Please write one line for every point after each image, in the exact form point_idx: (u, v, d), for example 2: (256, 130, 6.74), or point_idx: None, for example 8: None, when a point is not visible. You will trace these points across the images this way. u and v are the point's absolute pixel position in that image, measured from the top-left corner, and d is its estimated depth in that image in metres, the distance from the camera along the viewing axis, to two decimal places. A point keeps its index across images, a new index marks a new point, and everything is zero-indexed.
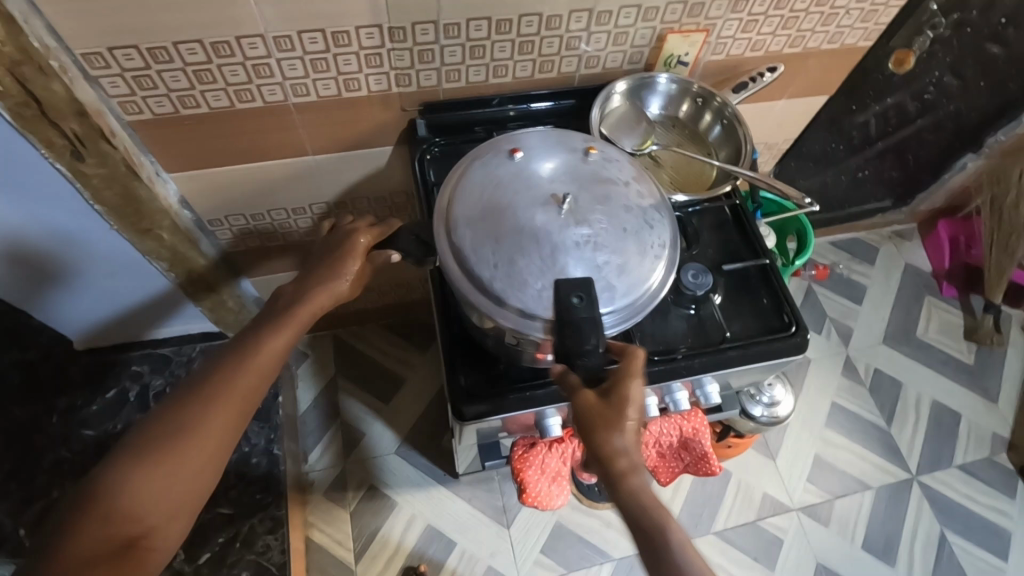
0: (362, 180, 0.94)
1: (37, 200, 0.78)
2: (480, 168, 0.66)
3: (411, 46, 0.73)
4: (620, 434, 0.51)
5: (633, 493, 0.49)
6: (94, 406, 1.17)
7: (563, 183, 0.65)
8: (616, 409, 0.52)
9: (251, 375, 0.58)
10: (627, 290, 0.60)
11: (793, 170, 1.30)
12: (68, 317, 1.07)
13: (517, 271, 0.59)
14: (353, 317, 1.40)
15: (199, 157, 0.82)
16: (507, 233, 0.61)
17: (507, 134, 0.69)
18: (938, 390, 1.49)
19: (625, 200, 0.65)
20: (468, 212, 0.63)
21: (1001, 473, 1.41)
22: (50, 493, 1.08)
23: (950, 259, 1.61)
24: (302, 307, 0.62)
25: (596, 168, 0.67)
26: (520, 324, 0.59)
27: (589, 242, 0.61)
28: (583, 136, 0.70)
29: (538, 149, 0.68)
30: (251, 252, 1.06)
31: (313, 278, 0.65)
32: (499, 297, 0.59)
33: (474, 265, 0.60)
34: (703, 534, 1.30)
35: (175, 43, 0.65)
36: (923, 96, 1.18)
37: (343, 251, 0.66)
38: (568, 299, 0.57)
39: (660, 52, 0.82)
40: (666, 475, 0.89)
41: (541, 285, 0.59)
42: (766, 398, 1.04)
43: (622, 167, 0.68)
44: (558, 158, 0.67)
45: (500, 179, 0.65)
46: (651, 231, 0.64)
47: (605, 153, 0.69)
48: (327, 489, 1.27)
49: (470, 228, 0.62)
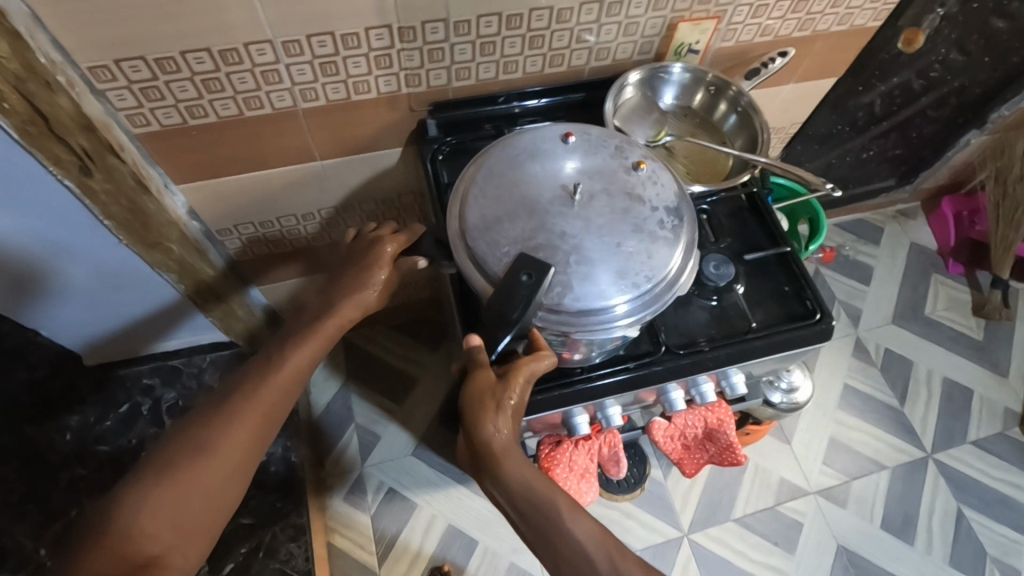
0: (371, 182, 0.92)
1: (38, 213, 0.75)
2: (527, 137, 0.67)
3: (421, 45, 0.72)
4: (501, 421, 0.59)
5: (511, 473, 0.58)
6: (108, 422, 1.17)
7: (593, 185, 0.63)
8: (503, 398, 0.59)
9: (274, 391, 0.57)
10: (586, 298, 0.58)
11: (798, 154, 1.29)
12: (80, 331, 1.05)
13: (494, 230, 0.60)
14: (363, 320, 1.39)
15: (208, 167, 0.80)
16: (509, 198, 0.62)
17: (575, 122, 0.69)
18: (949, 367, 1.50)
19: (644, 223, 0.62)
20: (494, 172, 0.64)
21: (1014, 447, 1.42)
22: (69, 512, 1.07)
23: (956, 235, 1.62)
24: (326, 322, 0.62)
25: (634, 182, 0.64)
26: (470, 270, 0.60)
27: (575, 240, 0.60)
28: (641, 150, 0.68)
29: (586, 145, 0.67)
30: (260, 260, 1.04)
31: (340, 288, 0.65)
32: (468, 245, 0.61)
33: (465, 211, 0.62)
34: (723, 521, 1.30)
35: (182, 52, 0.64)
36: (929, 74, 1.17)
37: (367, 261, 0.65)
38: (517, 274, 0.56)
39: (671, 41, 0.81)
40: (691, 467, 0.89)
41: (508, 249, 0.59)
42: (785, 384, 1.05)
43: (662, 190, 0.64)
44: (600, 160, 0.65)
45: (537, 158, 0.65)
46: (646, 263, 0.60)
47: (655, 175, 0.65)
48: (346, 493, 1.27)
49: (484, 183, 0.64)
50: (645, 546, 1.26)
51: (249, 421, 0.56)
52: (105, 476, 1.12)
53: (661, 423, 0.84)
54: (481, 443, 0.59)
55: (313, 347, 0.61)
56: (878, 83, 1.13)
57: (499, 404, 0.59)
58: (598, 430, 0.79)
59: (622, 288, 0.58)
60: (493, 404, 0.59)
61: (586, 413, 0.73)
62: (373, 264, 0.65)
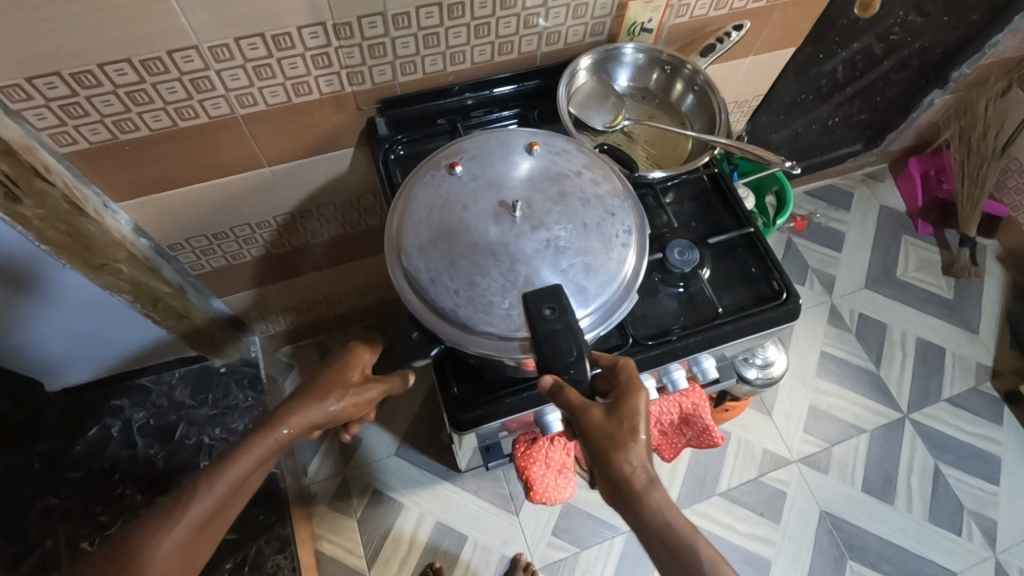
0: (326, 186, 0.89)
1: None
2: (422, 191, 0.64)
3: (360, 41, 0.68)
4: (635, 456, 0.51)
5: (656, 510, 0.51)
6: (77, 448, 1.13)
7: (513, 188, 0.63)
8: (629, 426, 0.52)
9: (203, 504, 0.55)
10: (598, 286, 0.59)
11: (764, 126, 1.28)
12: (32, 355, 1.00)
13: (480, 293, 0.58)
14: (334, 322, 1.35)
15: (149, 182, 0.76)
16: (460, 254, 0.59)
17: (443, 148, 0.66)
18: (922, 327, 1.52)
19: (583, 194, 0.63)
20: (421, 237, 0.61)
21: (987, 401, 1.45)
22: (44, 543, 1.05)
23: (923, 194, 1.62)
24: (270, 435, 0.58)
25: (544, 163, 0.65)
26: (494, 348, 0.58)
27: (553, 249, 0.59)
28: (520, 132, 0.68)
29: (481, 153, 0.65)
30: (219, 273, 1.01)
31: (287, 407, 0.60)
32: (467, 324, 0.58)
33: (433, 296, 0.59)
34: (708, 497, 1.32)
35: (100, 65, 0.60)
36: (889, 37, 1.16)
37: (325, 387, 0.62)
38: (540, 312, 0.55)
39: (622, 21, 0.78)
40: (669, 451, 0.88)
41: (512, 304, 0.57)
42: (759, 360, 1.05)
43: (571, 156, 0.66)
44: (501, 157, 0.65)
45: (448, 198, 0.62)
46: (617, 225, 0.62)
47: (551, 147, 0.66)
48: (331, 500, 1.26)
49: (422, 254, 0.60)
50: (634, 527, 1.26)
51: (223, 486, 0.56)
52: (79, 503, 1.08)
53: None
54: (621, 483, 0.51)
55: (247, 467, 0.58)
56: (838, 49, 1.12)
57: (627, 434, 0.52)
58: None
59: (617, 259, 0.60)
60: (621, 436, 0.52)
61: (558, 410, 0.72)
62: (331, 393, 0.62)
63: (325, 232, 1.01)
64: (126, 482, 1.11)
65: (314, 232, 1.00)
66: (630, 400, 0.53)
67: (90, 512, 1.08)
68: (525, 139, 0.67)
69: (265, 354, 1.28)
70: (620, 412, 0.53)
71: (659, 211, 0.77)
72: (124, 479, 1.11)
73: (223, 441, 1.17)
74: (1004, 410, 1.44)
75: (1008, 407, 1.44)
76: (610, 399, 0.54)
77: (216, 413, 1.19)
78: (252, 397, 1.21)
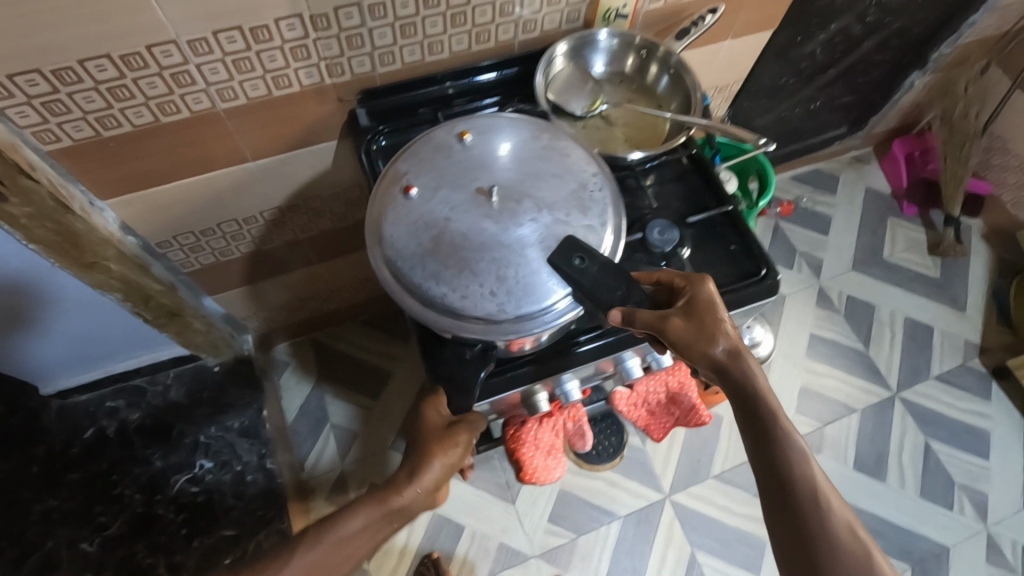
0: (312, 181, 0.91)
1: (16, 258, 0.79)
2: (397, 228, 0.62)
3: (337, 32, 0.69)
4: (722, 345, 0.58)
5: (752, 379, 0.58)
6: (75, 450, 1.13)
7: (474, 181, 0.64)
8: (712, 321, 0.58)
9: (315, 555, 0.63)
10: (596, 215, 0.63)
11: (747, 110, 1.29)
12: (17, 356, 1.00)
13: (518, 284, 0.59)
14: (327, 319, 1.36)
15: (133, 179, 0.77)
16: (472, 259, 0.60)
17: (389, 175, 0.66)
18: (910, 306, 1.53)
19: (531, 155, 0.66)
20: (422, 264, 0.60)
21: (976, 377, 1.46)
22: (45, 544, 1.06)
23: (908, 175, 1.64)
24: (384, 498, 0.66)
25: (484, 145, 0.67)
26: (550, 319, 0.60)
27: (547, 212, 0.62)
28: (445, 128, 0.69)
29: (427, 159, 0.66)
30: (210, 270, 1.02)
31: (398, 478, 0.68)
32: (516, 314, 0.59)
33: (473, 309, 0.59)
34: (703, 479, 1.31)
35: (80, 61, 0.61)
36: (866, 18, 1.18)
37: (427, 452, 0.67)
38: (573, 263, 0.59)
39: (598, 7, 0.79)
40: (658, 431, 0.90)
41: (548, 272, 0.60)
42: (748, 340, 1.06)
43: (500, 128, 0.68)
44: (447, 155, 0.66)
45: (428, 219, 0.62)
46: (577, 166, 0.66)
47: (481, 127, 0.68)
48: (329, 494, 1.27)
49: (434, 277, 0.60)
50: (630, 512, 1.28)
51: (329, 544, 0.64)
52: (79, 505, 1.09)
53: (623, 393, 0.86)
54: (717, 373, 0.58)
55: (361, 525, 0.66)
56: (816, 30, 1.13)
57: (712, 327, 0.58)
58: (559, 407, 0.79)
59: (598, 189, 0.65)
60: (706, 330, 0.58)
61: (545, 391, 0.74)
62: (432, 457, 0.67)
63: (313, 226, 1.02)
64: (124, 483, 1.12)
65: (303, 227, 1.01)
66: (701, 298, 0.59)
67: (90, 512, 1.09)
68: (453, 132, 0.68)
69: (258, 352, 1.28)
70: (700, 310, 0.59)
71: (639, 192, 0.79)
72: (122, 479, 1.12)
73: (220, 438, 1.18)
74: (993, 386, 1.46)
75: (997, 382, 1.46)
76: (684, 304, 0.59)
77: (212, 411, 1.19)
78: (248, 394, 1.22)
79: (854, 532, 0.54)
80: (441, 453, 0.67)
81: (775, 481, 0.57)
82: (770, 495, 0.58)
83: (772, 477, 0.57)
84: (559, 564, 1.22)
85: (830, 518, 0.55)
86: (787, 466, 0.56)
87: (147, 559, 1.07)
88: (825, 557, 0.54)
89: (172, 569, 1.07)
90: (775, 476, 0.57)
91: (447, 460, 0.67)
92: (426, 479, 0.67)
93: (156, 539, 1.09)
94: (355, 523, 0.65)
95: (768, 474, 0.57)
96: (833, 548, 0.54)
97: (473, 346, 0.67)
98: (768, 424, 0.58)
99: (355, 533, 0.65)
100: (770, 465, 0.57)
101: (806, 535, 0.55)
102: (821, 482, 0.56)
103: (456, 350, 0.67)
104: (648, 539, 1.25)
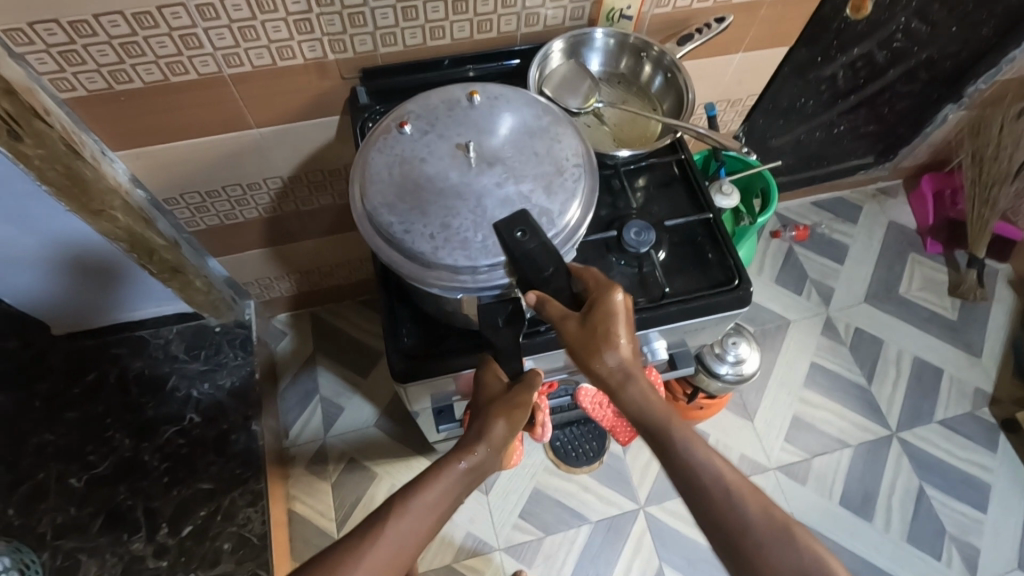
0: (314, 157, 0.94)
1: (54, 224, 0.86)
2: (378, 154, 0.63)
3: (340, 10, 0.72)
4: (615, 356, 0.60)
5: (635, 400, 0.61)
6: (75, 390, 1.17)
7: (461, 135, 0.64)
8: (610, 334, 0.60)
9: (400, 524, 0.55)
10: (557, 202, 0.61)
11: (763, 128, 1.27)
12: (56, 304, 1.08)
13: (456, 236, 0.58)
14: (328, 294, 1.40)
15: (142, 134, 0.82)
16: (428, 203, 0.60)
17: (391, 111, 0.67)
18: (919, 346, 1.48)
19: (526, 128, 0.65)
20: (383, 190, 0.61)
21: (982, 427, 1.41)
22: (36, 475, 1.11)
23: (934, 213, 1.59)
24: (454, 464, 0.60)
25: (484, 106, 0.66)
26: (480, 283, 0.58)
27: (513, 183, 0.61)
28: (461, 85, 0.69)
29: (426, 106, 0.66)
30: (214, 232, 1.06)
31: (465, 439, 0.63)
32: (447, 267, 0.58)
33: (409, 248, 0.58)
34: (680, 495, 1.29)
35: (95, 15, 0.65)
36: (892, 44, 1.15)
37: (491, 410, 0.63)
38: (512, 235, 0.55)
39: (601, 7, 0.80)
40: (623, 434, 0.92)
41: (490, 236, 0.58)
42: (731, 358, 1.05)
43: (508, 98, 0.67)
44: (446, 109, 0.66)
45: (407, 155, 0.63)
46: (566, 151, 0.64)
47: (491, 95, 0.67)
48: (309, 463, 1.30)
49: (390, 207, 0.60)
50: (601, 518, 1.27)
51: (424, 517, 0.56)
52: (73, 441, 1.14)
53: (589, 390, 0.85)
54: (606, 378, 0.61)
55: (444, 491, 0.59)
56: (836, 52, 1.12)
57: (605, 338, 0.60)
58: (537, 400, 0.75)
59: (570, 179, 0.62)
60: (598, 340, 0.59)
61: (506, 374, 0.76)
62: (497, 416, 0.62)
63: (313, 200, 1.05)
64: (116, 426, 1.16)
65: (304, 200, 1.04)
66: (603, 307, 0.59)
67: (80, 451, 1.13)
68: (464, 92, 0.68)
69: (258, 317, 1.32)
70: (597, 319, 0.59)
71: (624, 193, 0.79)
72: (115, 423, 1.16)
73: (210, 396, 1.21)
74: (1000, 438, 1.40)
75: (1004, 435, 1.40)
76: (585, 309, 0.60)
77: (207, 369, 1.22)
78: (242, 357, 1.25)
79: (771, 516, 0.56)
80: (506, 409, 0.62)
81: (691, 492, 0.59)
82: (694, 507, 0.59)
83: (686, 485, 0.59)
84: (523, 560, 1.22)
85: (746, 510, 0.56)
86: (692, 472, 0.58)
87: (127, 502, 1.11)
88: (756, 549, 0.55)
89: (150, 514, 1.11)
90: (689, 487, 0.59)
91: (511, 419, 0.63)
92: (494, 438, 0.62)
93: (138, 484, 1.13)
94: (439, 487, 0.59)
95: (680, 481, 0.59)
96: (759, 541, 0.55)
97: (505, 311, 0.62)
98: (665, 440, 0.60)
99: (430, 504, 0.57)
100: (682, 480, 0.59)
101: (733, 536, 0.56)
102: (729, 479, 0.58)
103: (489, 317, 0.61)
104: (616, 546, 1.24)
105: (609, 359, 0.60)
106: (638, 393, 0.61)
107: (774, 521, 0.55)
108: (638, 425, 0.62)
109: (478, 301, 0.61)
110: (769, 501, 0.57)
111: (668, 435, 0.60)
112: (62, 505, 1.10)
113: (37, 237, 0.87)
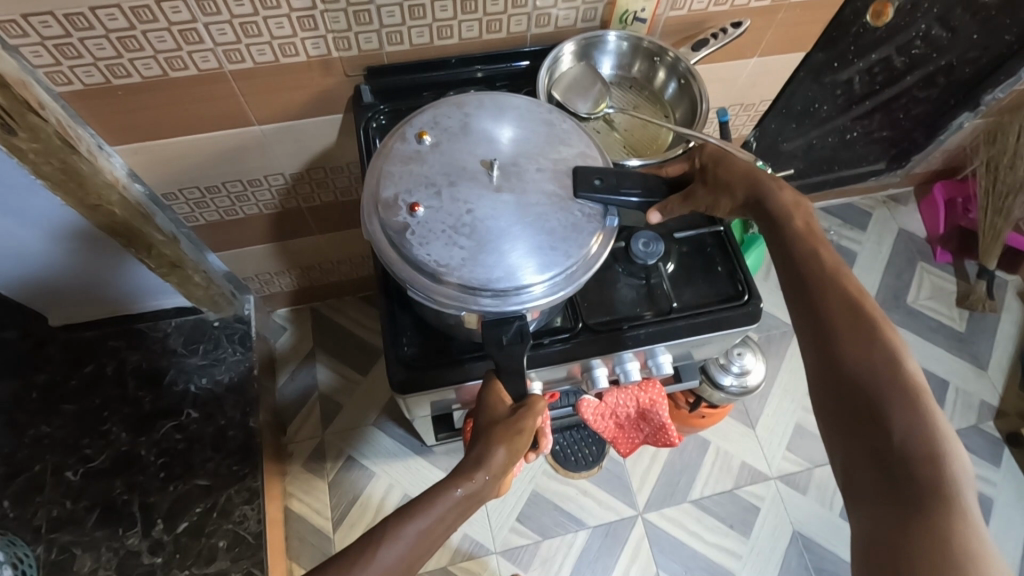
0: (318, 155, 0.92)
1: (38, 214, 0.84)
2: (430, 246, 0.57)
3: (345, 7, 0.70)
4: (743, 188, 0.64)
5: (776, 201, 0.62)
6: (73, 382, 1.16)
7: (462, 168, 0.61)
8: (728, 179, 0.64)
9: (391, 552, 0.53)
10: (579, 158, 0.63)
11: (774, 133, 1.25)
12: (54, 290, 1.05)
13: (567, 231, 0.59)
14: (329, 290, 1.38)
15: (141, 130, 0.80)
16: (516, 228, 0.58)
17: (384, 209, 0.59)
18: (925, 357, 1.46)
19: (486, 124, 0.64)
20: (480, 256, 0.57)
21: (987, 441, 1.39)
22: (33, 467, 1.10)
23: (946, 222, 1.56)
24: (450, 489, 0.58)
25: (449, 137, 0.63)
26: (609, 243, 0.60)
27: (549, 164, 0.62)
28: (400, 138, 0.63)
29: (404, 176, 0.60)
30: (213, 226, 1.04)
31: (462, 466, 0.60)
32: (583, 260, 0.59)
33: (546, 272, 0.57)
34: (679, 502, 1.28)
35: (92, 9, 0.63)
36: (911, 51, 1.12)
37: (491, 435, 0.60)
38: (591, 180, 0.60)
39: (614, 8, 0.78)
40: (625, 446, 0.91)
41: (578, 210, 0.60)
42: (736, 368, 1.04)
43: (447, 114, 0.64)
44: (421, 162, 0.61)
45: (451, 220, 0.58)
46: (533, 110, 0.66)
47: (439, 124, 0.64)
48: (306, 461, 1.29)
49: (496, 258, 0.57)
50: (599, 523, 1.26)
51: (418, 543, 0.55)
52: (71, 434, 1.13)
53: (592, 402, 0.83)
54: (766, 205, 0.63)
55: (439, 517, 0.57)
56: (854, 58, 1.09)
57: (726, 179, 0.64)
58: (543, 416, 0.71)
59: (572, 128, 0.65)
60: (724, 187, 0.64)
61: None
62: (497, 443, 0.59)
63: (315, 197, 1.03)
64: (113, 420, 1.15)
65: (307, 197, 1.02)
66: (706, 161, 0.66)
67: (77, 444, 1.13)
68: (412, 139, 0.63)
69: (258, 312, 1.29)
70: (712, 172, 0.65)
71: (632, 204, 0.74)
72: (112, 416, 1.15)
73: (208, 391, 1.19)
74: (1004, 452, 1.38)
75: (1009, 449, 1.38)
76: (698, 174, 0.65)
77: (205, 363, 1.20)
78: (241, 352, 1.22)
79: (860, 313, 0.54)
80: (508, 435, 0.59)
81: (790, 274, 0.60)
82: (789, 293, 0.60)
83: (786, 268, 0.60)
84: (520, 564, 1.22)
85: (835, 301, 0.56)
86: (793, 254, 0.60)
87: (124, 497, 1.11)
88: (833, 332, 0.55)
89: (146, 509, 1.11)
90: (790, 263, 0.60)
91: (514, 445, 0.60)
92: (494, 466, 0.59)
93: (134, 479, 1.12)
94: (435, 508, 0.57)
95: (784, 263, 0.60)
96: (840, 328, 0.54)
97: (509, 328, 0.61)
98: (781, 227, 0.61)
99: (427, 531, 0.56)
100: (785, 265, 0.60)
101: (814, 319, 0.56)
102: (830, 271, 0.57)
103: (494, 334, 0.61)
104: (614, 552, 1.24)
105: (739, 190, 0.64)
106: (763, 189, 0.63)
107: (859, 316, 0.54)
108: (760, 216, 0.63)
109: (483, 319, 0.60)
110: (861, 297, 0.55)
111: (786, 222, 0.61)
112: (57, 499, 1.09)
113: (26, 227, 0.86)
